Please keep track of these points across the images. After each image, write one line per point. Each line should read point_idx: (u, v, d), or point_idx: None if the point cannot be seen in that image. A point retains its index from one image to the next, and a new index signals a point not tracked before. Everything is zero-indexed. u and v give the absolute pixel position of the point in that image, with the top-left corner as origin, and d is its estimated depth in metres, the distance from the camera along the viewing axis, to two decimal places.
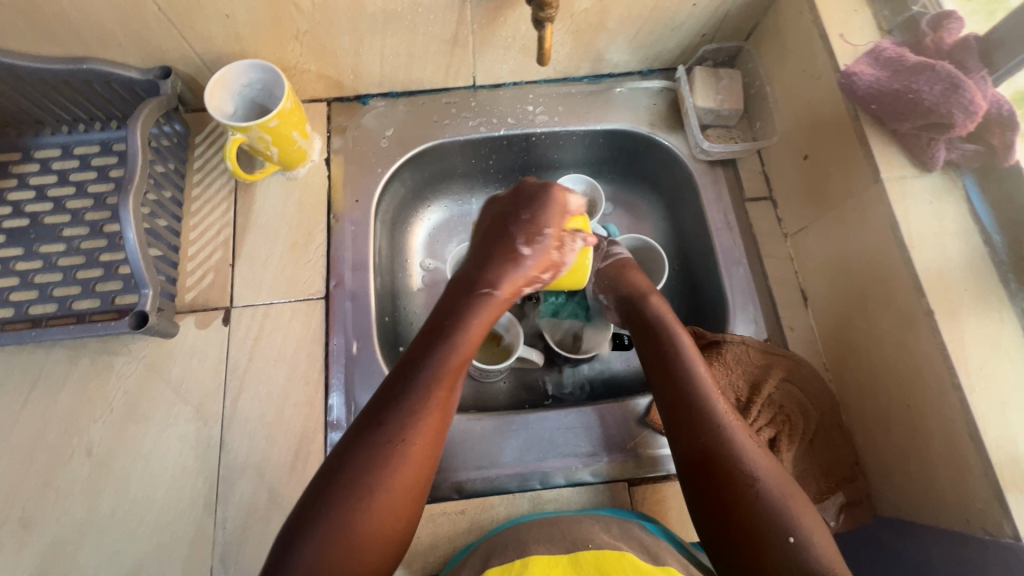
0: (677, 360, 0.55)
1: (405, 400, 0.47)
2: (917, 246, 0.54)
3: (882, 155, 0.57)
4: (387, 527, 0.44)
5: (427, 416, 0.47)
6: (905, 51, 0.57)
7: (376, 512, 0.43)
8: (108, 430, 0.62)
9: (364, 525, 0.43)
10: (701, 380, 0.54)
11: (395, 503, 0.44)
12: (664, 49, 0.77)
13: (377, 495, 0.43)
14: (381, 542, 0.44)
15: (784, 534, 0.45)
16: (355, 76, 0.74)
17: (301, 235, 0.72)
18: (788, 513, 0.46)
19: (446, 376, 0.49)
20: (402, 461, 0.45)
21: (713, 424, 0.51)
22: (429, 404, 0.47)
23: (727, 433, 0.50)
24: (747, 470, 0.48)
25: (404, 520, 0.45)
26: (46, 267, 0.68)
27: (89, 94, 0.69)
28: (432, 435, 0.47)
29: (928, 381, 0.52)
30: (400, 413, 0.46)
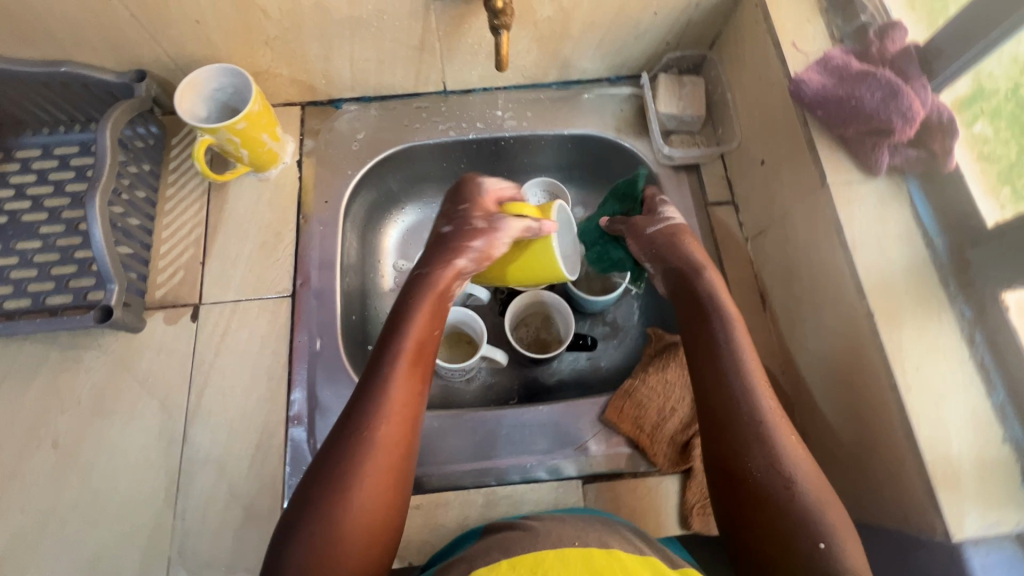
0: (724, 350, 0.54)
1: (381, 403, 0.48)
2: (860, 248, 0.55)
3: (829, 159, 0.58)
4: (375, 520, 0.44)
5: (401, 413, 0.49)
6: (850, 59, 0.58)
7: (361, 505, 0.44)
8: (75, 423, 0.64)
9: (350, 521, 0.43)
10: (747, 374, 0.52)
11: (380, 497, 0.45)
12: (630, 57, 0.78)
13: (362, 493, 0.44)
14: (370, 535, 0.44)
15: (814, 538, 0.44)
16: (327, 80, 0.76)
17: (271, 235, 0.73)
18: (818, 515, 0.45)
19: (416, 380, 0.51)
20: (382, 458, 0.46)
21: (756, 424, 0.50)
22: (403, 404, 0.49)
23: (769, 435, 0.49)
24: (784, 474, 0.47)
25: (388, 512, 0.45)
26: (22, 263, 0.70)
27: (68, 96, 0.72)
28: (408, 429, 0.49)
29: (870, 382, 0.53)
30: (378, 416, 0.47)
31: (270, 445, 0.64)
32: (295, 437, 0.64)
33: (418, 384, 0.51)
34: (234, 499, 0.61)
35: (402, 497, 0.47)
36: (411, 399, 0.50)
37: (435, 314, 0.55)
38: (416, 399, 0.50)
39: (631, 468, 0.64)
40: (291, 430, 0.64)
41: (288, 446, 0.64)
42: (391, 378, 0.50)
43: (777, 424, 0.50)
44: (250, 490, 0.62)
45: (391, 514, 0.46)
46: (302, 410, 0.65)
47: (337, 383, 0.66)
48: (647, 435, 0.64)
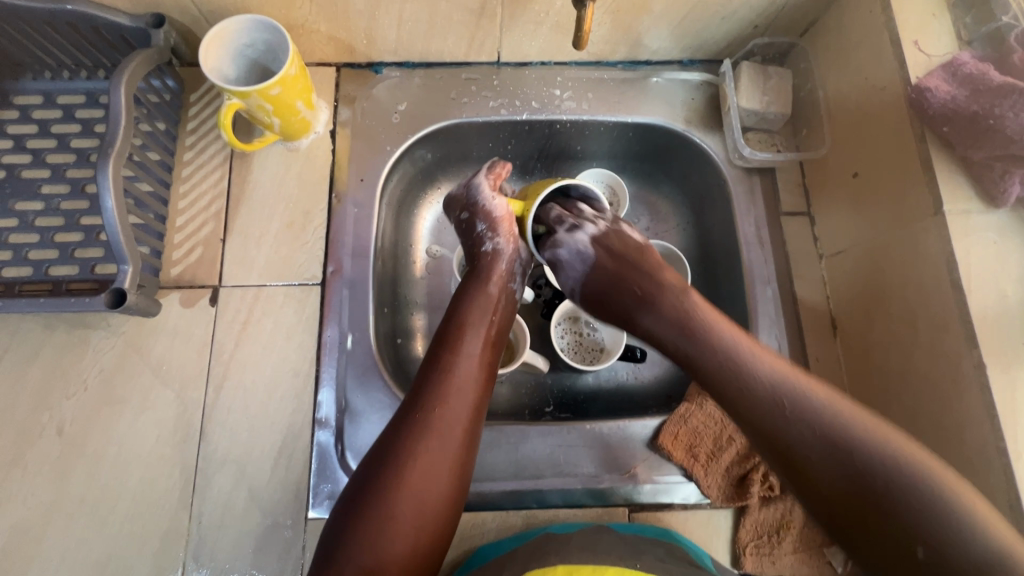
0: (703, 347, 0.48)
1: (436, 393, 0.49)
2: (974, 289, 0.49)
3: (947, 184, 0.51)
4: (433, 504, 0.46)
5: (455, 403, 0.49)
6: (988, 67, 0.50)
7: (416, 489, 0.46)
8: (83, 409, 0.59)
9: (405, 504, 0.45)
10: (741, 361, 0.46)
11: (436, 482, 0.47)
12: (710, 39, 0.69)
13: (418, 478, 0.46)
14: (427, 515, 0.46)
15: (878, 519, 0.38)
16: (368, 41, 0.67)
17: (300, 214, 0.67)
18: (905, 469, 0.38)
19: (471, 371, 0.52)
20: (437, 446, 0.47)
21: (780, 405, 0.43)
22: (456, 393, 0.50)
23: (803, 402, 0.42)
24: (841, 439, 0.40)
25: (447, 498, 0.47)
26: (21, 226, 0.63)
27: (74, 38, 0.63)
28: (466, 418, 0.50)
29: (968, 438, 0.48)
30: (433, 405, 0.49)
31: (294, 447, 0.59)
32: (321, 441, 0.59)
33: (473, 372, 0.52)
34: (255, 503, 0.57)
35: (461, 482, 0.49)
36: (466, 387, 0.50)
37: (490, 305, 0.56)
38: (471, 389, 0.51)
39: (680, 500, 0.60)
40: (317, 433, 0.59)
41: (313, 450, 0.59)
42: (445, 370, 0.51)
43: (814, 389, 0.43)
44: (273, 494, 0.57)
45: (450, 496, 0.47)
46: (330, 412, 0.60)
47: (369, 387, 0.61)
48: (701, 465, 0.59)
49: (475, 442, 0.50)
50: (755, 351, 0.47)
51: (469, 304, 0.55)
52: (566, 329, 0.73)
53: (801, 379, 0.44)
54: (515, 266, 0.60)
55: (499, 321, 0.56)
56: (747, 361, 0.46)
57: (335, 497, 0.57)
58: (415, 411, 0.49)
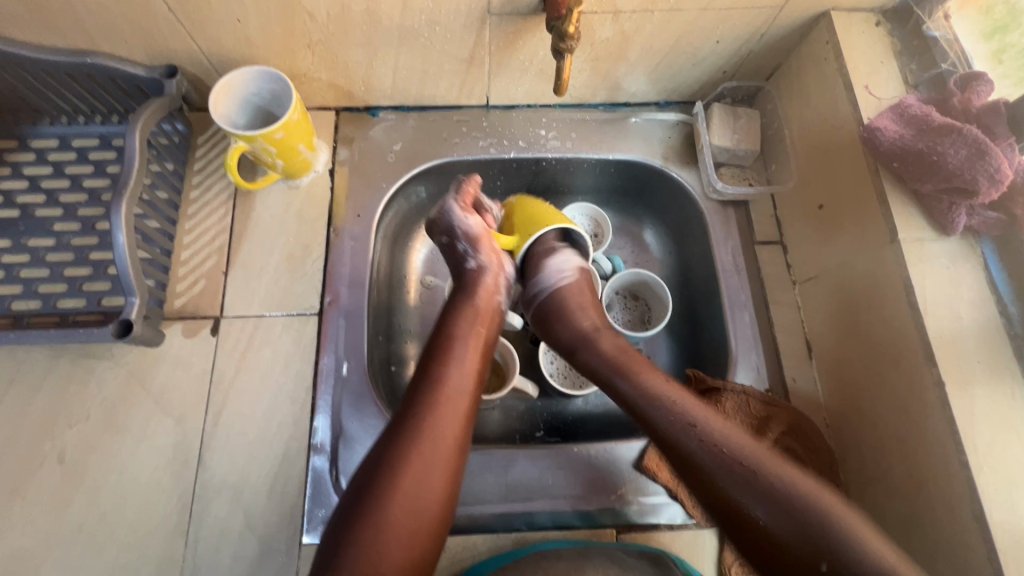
0: (664, 411, 0.53)
1: (428, 401, 0.52)
2: (931, 311, 0.52)
3: (900, 214, 0.55)
4: (426, 506, 0.48)
5: (445, 409, 0.52)
6: (931, 109, 0.55)
7: (410, 492, 0.47)
8: (84, 437, 0.61)
9: (398, 508, 0.46)
10: (709, 434, 0.50)
11: (428, 485, 0.48)
12: (683, 83, 0.75)
13: (411, 482, 0.48)
14: (421, 518, 0.47)
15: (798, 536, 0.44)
16: (366, 87, 0.72)
17: (299, 247, 0.70)
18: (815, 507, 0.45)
19: (460, 380, 0.54)
20: (428, 451, 0.49)
21: (718, 451, 0.49)
22: (447, 401, 0.52)
23: (746, 462, 0.48)
24: (780, 492, 0.46)
25: (439, 501, 0.49)
26: (33, 261, 0.66)
27: (92, 88, 0.68)
28: (456, 425, 0.52)
29: (933, 453, 0.50)
30: (425, 411, 0.51)
31: (290, 473, 0.61)
32: (316, 466, 0.61)
33: (462, 381, 0.54)
34: (250, 529, 0.58)
35: (452, 486, 0.50)
36: (456, 396, 0.53)
37: (476, 317, 0.59)
38: (460, 397, 0.53)
39: (665, 520, 0.61)
40: (312, 458, 0.61)
41: (308, 476, 0.60)
42: (435, 379, 0.53)
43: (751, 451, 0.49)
44: (267, 520, 0.59)
45: (443, 500, 0.49)
46: (326, 438, 0.62)
47: (364, 412, 0.63)
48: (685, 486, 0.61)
49: (465, 448, 0.52)
50: (699, 410, 0.52)
51: (458, 317, 0.59)
52: (555, 355, 0.76)
53: (748, 445, 0.49)
54: (500, 280, 0.64)
55: (485, 334, 0.59)
56: (695, 420, 0.51)
57: (330, 522, 0.58)
58: (407, 418, 0.51)
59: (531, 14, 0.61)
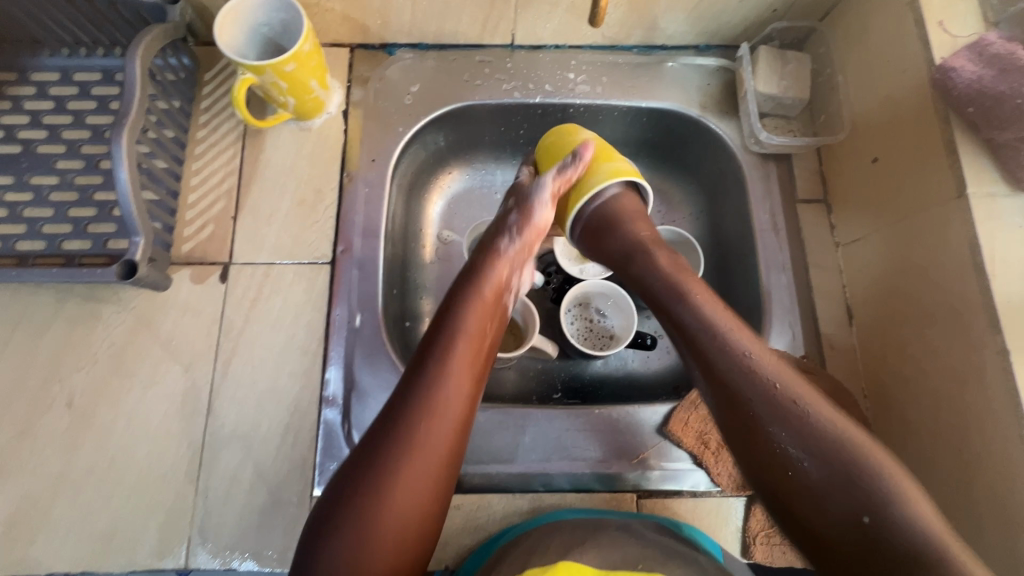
0: (725, 357, 0.46)
1: (413, 407, 0.45)
2: (1000, 274, 0.47)
3: (971, 166, 0.50)
4: (411, 524, 0.43)
5: (434, 418, 0.45)
6: (1017, 48, 0.49)
7: (393, 510, 0.42)
8: (93, 382, 0.59)
9: (388, 512, 0.42)
10: (781, 392, 0.44)
11: (414, 501, 0.43)
12: (727, 23, 0.68)
13: (395, 498, 0.42)
14: (406, 535, 0.43)
15: (860, 511, 0.40)
16: (382, 21, 0.67)
17: (311, 192, 0.66)
18: (882, 484, 0.40)
19: (456, 381, 0.47)
20: (413, 469, 0.43)
21: (777, 399, 0.44)
22: (436, 407, 0.45)
23: (811, 424, 0.43)
24: (837, 452, 0.41)
25: (426, 515, 0.44)
26: (36, 200, 0.63)
27: (92, 15, 0.63)
28: (448, 434, 0.45)
29: (990, 426, 0.47)
30: (412, 418, 0.45)
31: (301, 425, 0.59)
32: (328, 419, 0.59)
33: (458, 383, 0.47)
34: (261, 480, 0.57)
35: (443, 498, 0.45)
36: (449, 402, 0.46)
37: (477, 307, 0.51)
38: (455, 401, 0.46)
39: (689, 487, 0.59)
40: (324, 411, 0.59)
41: (320, 428, 0.59)
42: (422, 382, 0.46)
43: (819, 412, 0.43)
44: (278, 472, 0.57)
45: (431, 512, 0.44)
46: (338, 391, 0.60)
47: (377, 366, 0.60)
48: (711, 453, 0.58)
49: (459, 456, 0.46)
50: (766, 359, 0.46)
51: (457, 307, 0.51)
52: (576, 315, 0.73)
53: (820, 407, 0.43)
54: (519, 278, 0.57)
55: (490, 326, 0.51)
56: (755, 367, 0.45)
57: None
58: (390, 426, 0.44)
59: None
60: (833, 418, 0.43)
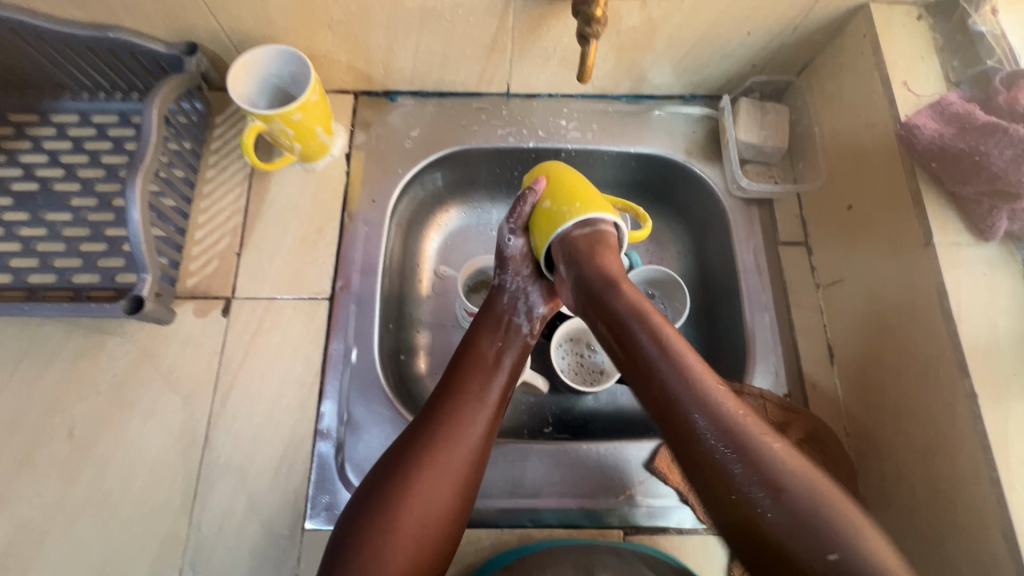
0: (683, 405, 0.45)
1: (448, 409, 0.51)
2: (966, 320, 0.50)
3: (936, 217, 0.53)
4: (435, 519, 0.47)
5: (465, 422, 0.51)
6: (975, 108, 0.53)
7: (421, 501, 0.47)
8: (94, 412, 0.61)
9: (411, 508, 0.47)
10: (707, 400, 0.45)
11: (439, 497, 0.48)
12: (710, 76, 0.73)
13: (424, 493, 0.47)
14: (429, 529, 0.47)
15: (824, 551, 0.38)
16: (385, 71, 0.71)
17: (313, 230, 0.69)
18: (846, 534, 0.39)
19: (485, 393, 0.53)
20: (443, 463, 0.49)
21: (745, 445, 0.42)
22: (468, 412, 0.52)
23: (777, 469, 0.41)
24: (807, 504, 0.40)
25: (448, 514, 0.48)
26: (50, 236, 0.66)
27: (113, 63, 0.67)
28: (475, 439, 0.51)
29: (961, 468, 0.48)
30: (444, 419, 0.51)
31: (295, 457, 0.60)
32: (322, 452, 0.60)
33: (488, 395, 0.53)
34: (253, 512, 0.58)
35: (465, 501, 0.50)
36: (475, 408, 0.52)
37: (500, 331, 0.58)
38: (483, 410, 0.52)
39: (675, 524, 0.59)
40: (318, 444, 0.61)
41: (314, 461, 0.60)
42: (457, 389, 0.53)
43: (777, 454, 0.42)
44: (270, 504, 0.58)
45: (452, 513, 0.48)
46: (332, 424, 0.61)
47: (371, 400, 0.62)
48: None
49: (482, 464, 0.51)
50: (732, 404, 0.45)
51: (486, 329, 0.58)
52: (567, 350, 0.75)
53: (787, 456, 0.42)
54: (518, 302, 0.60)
55: (514, 350, 0.57)
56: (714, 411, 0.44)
57: (333, 509, 0.58)
58: (424, 426, 0.51)
59: None
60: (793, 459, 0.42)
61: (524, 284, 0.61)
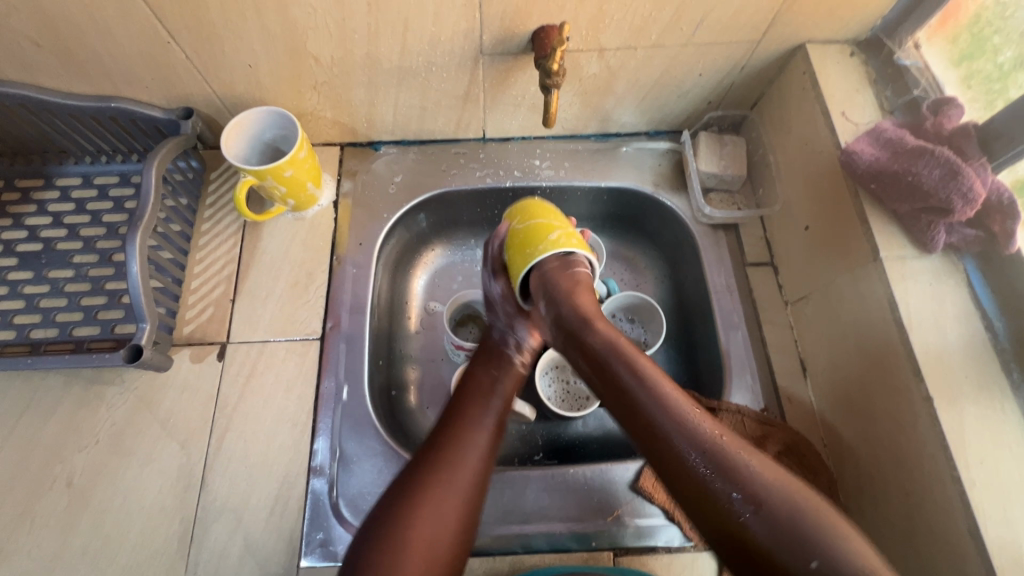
0: (675, 420, 0.49)
1: (452, 435, 0.54)
2: (916, 327, 0.53)
3: (881, 234, 0.57)
4: (444, 539, 0.49)
5: (469, 445, 0.54)
6: (904, 133, 0.58)
7: (432, 520, 0.49)
8: (94, 461, 0.63)
9: (419, 530, 0.48)
10: (673, 408, 0.49)
11: (447, 519, 0.49)
12: (671, 114, 0.78)
13: (432, 513, 0.49)
14: (438, 553, 0.48)
15: (806, 557, 0.41)
16: (368, 124, 0.77)
17: (303, 275, 0.73)
18: (829, 536, 0.41)
19: (483, 418, 0.57)
20: (450, 486, 0.51)
21: (719, 461, 0.45)
22: (469, 436, 0.54)
23: (759, 484, 0.44)
24: (787, 516, 0.42)
25: (458, 534, 0.50)
26: (53, 292, 0.69)
27: (114, 130, 0.73)
28: (478, 460, 0.53)
29: (927, 471, 0.50)
30: (449, 443, 0.53)
31: (290, 495, 0.62)
32: (316, 489, 0.62)
33: (487, 419, 0.57)
34: (249, 552, 0.59)
35: (473, 521, 0.51)
36: (477, 434, 0.55)
37: (495, 363, 0.63)
38: (483, 433, 0.55)
39: (663, 543, 0.61)
40: (312, 481, 0.62)
41: (308, 498, 0.61)
42: (459, 415, 0.56)
43: (766, 471, 0.45)
44: (266, 543, 0.59)
45: (460, 536, 0.50)
46: (325, 460, 0.63)
47: (363, 435, 0.64)
48: (682, 508, 0.61)
49: (486, 484, 0.53)
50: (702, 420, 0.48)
51: (481, 362, 0.63)
52: (553, 378, 0.77)
53: (772, 475, 0.45)
54: (513, 338, 0.65)
55: (508, 380, 0.62)
56: (705, 434, 0.47)
57: (327, 545, 0.59)
58: (430, 452, 0.53)
59: (521, 52, 0.65)
60: (771, 472, 0.45)
61: (511, 322, 0.66)
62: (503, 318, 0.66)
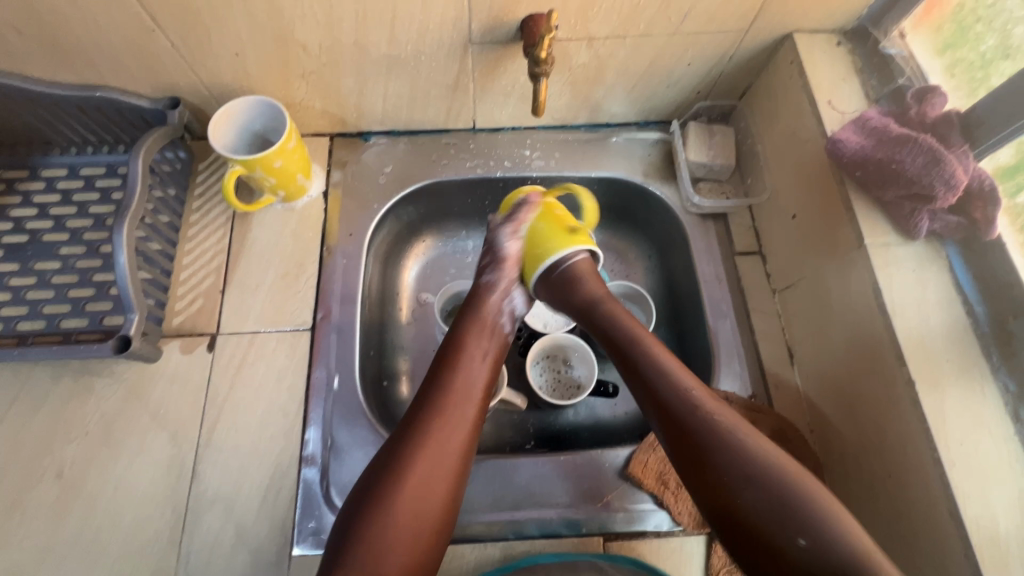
0: (678, 396, 0.51)
1: (435, 408, 0.53)
2: (899, 313, 0.54)
3: (866, 221, 0.58)
4: (428, 510, 0.49)
5: (453, 417, 0.53)
6: (890, 121, 0.58)
7: (415, 492, 0.49)
8: (83, 453, 0.62)
9: (402, 503, 0.48)
10: (680, 385, 0.51)
11: (433, 490, 0.50)
12: (661, 103, 0.78)
13: (416, 485, 0.49)
14: (423, 525, 0.49)
15: (795, 536, 0.43)
16: (358, 114, 0.76)
17: (293, 266, 0.73)
18: (812, 504, 0.44)
19: (469, 389, 0.56)
20: (434, 458, 0.51)
21: (723, 435, 0.48)
22: (454, 408, 0.54)
23: (756, 462, 0.46)
24: (779, 492, 0.45)
25: (443, 505, 0.50)
26: (40, 284, 0.69)
27: (100, 119, 0.72)
28: (462, 432, 0.53)
29: (909, 452, 0.51)
30: (433, 415, 0.53)
31: (282, 485, 0.62)
32: (307, 478, 0.62)
33: (472, 389, 0.56)
34: (241, 541, 0.59)
35: (457, 492, 0.52)
36: (462, 406, 0.54)
37: (485, 331, 0.61)
38: (468, 404, 0.55)
39: (653, 527, 0.61)
40: (304, 470, 0.62)
41: (300, 487, 0.62)
42: (443, 388, 0.55)
43: (760, 450, 0.47)
44: (257, 532, 0.60)
45: (445, 507, 0.50)
46: (317, 450, 0.63)
47: (354, 424, 0.64)
48: (671, 493, 0.62)
49: (470, 455, 0.53)
50: (713, 401, 0.50)
51: (472, 329, 0.61)
52: (545, 367, 0.77)
53: (767, 452, 0.47)
54: (505, 303, 0.64)
55: (495, 348, 0.61)
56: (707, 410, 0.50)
57: (319, 533, 0.59)
58: (412, 425, 0.53)
59: (510, 41, 0.65)
60: (765, 447, 0.47)
61: (507, 288, 0.65)
62: (503, 282, 0.65)
